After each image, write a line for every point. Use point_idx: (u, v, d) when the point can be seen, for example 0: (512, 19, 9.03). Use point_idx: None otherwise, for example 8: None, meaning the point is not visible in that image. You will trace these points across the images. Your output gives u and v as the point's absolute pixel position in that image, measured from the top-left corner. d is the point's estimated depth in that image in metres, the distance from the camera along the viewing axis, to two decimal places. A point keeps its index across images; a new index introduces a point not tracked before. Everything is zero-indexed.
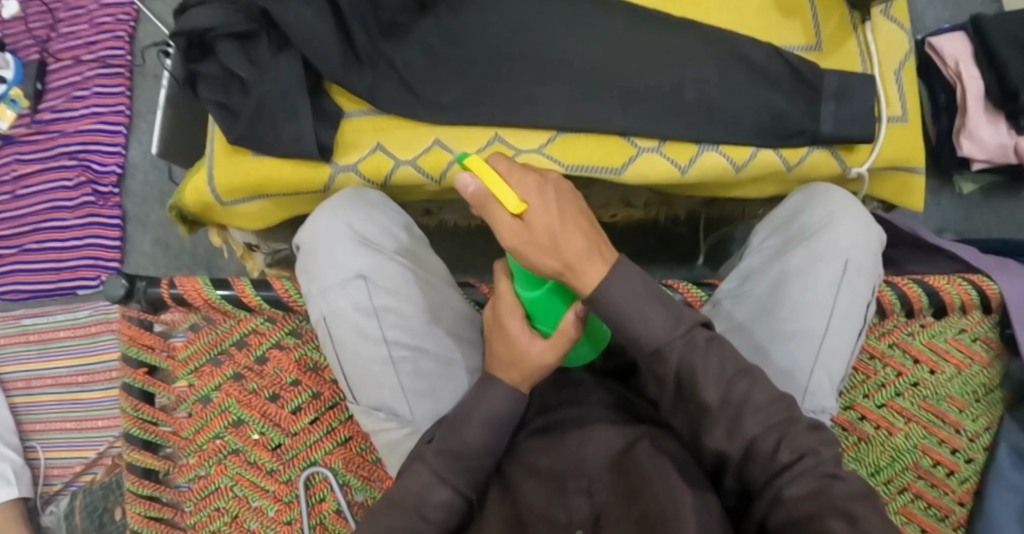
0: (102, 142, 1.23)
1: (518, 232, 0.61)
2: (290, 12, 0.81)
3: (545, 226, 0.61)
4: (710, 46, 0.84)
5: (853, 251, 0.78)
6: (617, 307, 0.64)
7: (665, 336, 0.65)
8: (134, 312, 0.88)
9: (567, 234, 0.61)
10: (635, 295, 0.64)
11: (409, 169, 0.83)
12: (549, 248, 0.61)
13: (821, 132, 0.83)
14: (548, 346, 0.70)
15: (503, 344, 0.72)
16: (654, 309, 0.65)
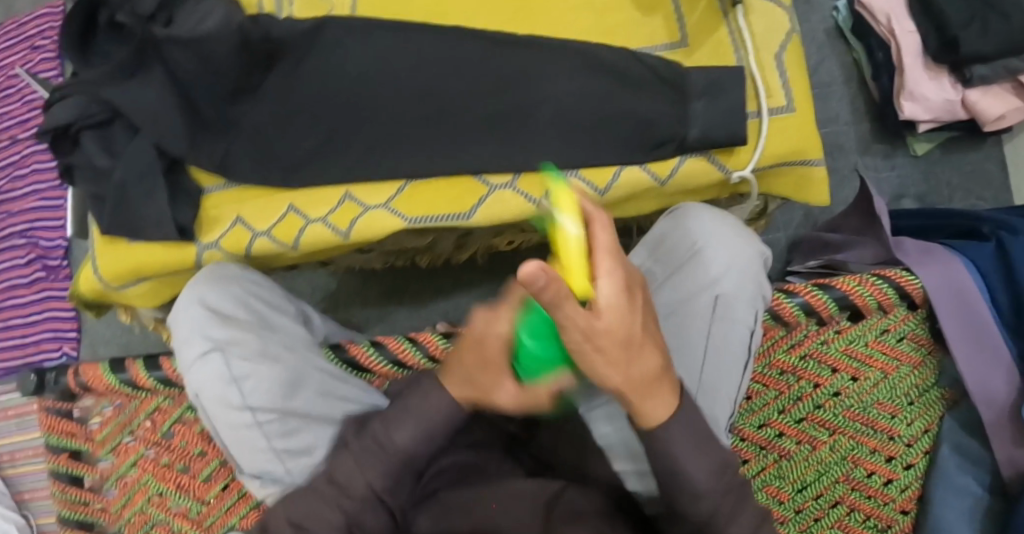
0: (45, 217, 1.24)
1: (605, 332, 0.52)
2: (132, 99, 0.80)
3: (632, 337, 0.54)
4: (560, 62, 0.78)
5: (726, 279, 0.72)
6: (664, 440, 0.59)
7: (717, 468, 0.61)
8: (50, 402, 0.90)
9: (646, 348, 0.55)
10: (689, 442, 0.60)
11: (266, 241, 0.81)
12: (621, 353, 0.54)
13: (689, 137, 0.76)
14: (518, 397, 0.62)
15: (490, 358, 0.62)
16: (704, 451, 0.61)
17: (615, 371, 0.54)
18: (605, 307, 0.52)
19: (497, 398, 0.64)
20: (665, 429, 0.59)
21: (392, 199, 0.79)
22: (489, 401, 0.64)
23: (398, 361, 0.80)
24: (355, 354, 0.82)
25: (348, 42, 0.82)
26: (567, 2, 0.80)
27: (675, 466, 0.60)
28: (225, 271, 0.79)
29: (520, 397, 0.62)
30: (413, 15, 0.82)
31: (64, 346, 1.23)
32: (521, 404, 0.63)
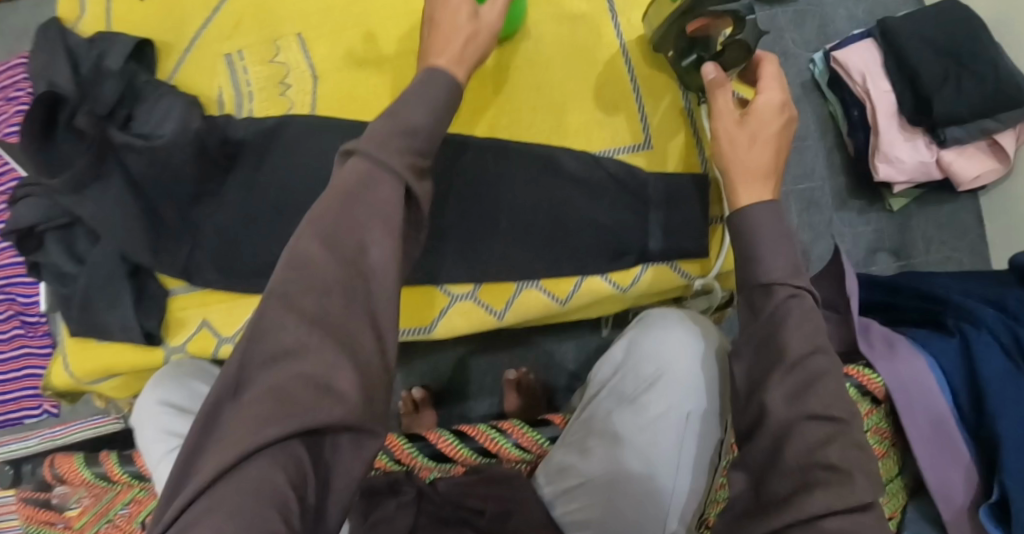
0: (22, 275, 1.21)
1: (768, 108, 0.69)
2: (94, 206, 0.80)
3: (771, 132, 0.69)
4: (521, 166, 0.78)
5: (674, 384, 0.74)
6: (753, 235, 0.65)
7: (793, 279, 0.62)
8: (28, 492, 0.92)
9: (769, 136, 0.69)
10: (775, 233, 0.64)
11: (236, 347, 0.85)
12: (758, 146, 0.68)
13: (650, 249, 0.77)
14: (451, 60, 0.66)
15: (443, 21, 0.69)
16: (787, 246, 0.64)
17: (767, 153, 0.68)
18: (773, 97, 0.69)
19: (440, 58, 0.66)
20: (755, 212, 0.65)
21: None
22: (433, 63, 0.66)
23: (365, 463, 0.81)
24: None
25: (308, 142, 0.81)
26: (526, 102, 0.78)
27: (776, 335, 0.61)
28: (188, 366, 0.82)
29: (471, 42, 0.68)
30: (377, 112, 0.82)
31: (44, 405, 1.24)
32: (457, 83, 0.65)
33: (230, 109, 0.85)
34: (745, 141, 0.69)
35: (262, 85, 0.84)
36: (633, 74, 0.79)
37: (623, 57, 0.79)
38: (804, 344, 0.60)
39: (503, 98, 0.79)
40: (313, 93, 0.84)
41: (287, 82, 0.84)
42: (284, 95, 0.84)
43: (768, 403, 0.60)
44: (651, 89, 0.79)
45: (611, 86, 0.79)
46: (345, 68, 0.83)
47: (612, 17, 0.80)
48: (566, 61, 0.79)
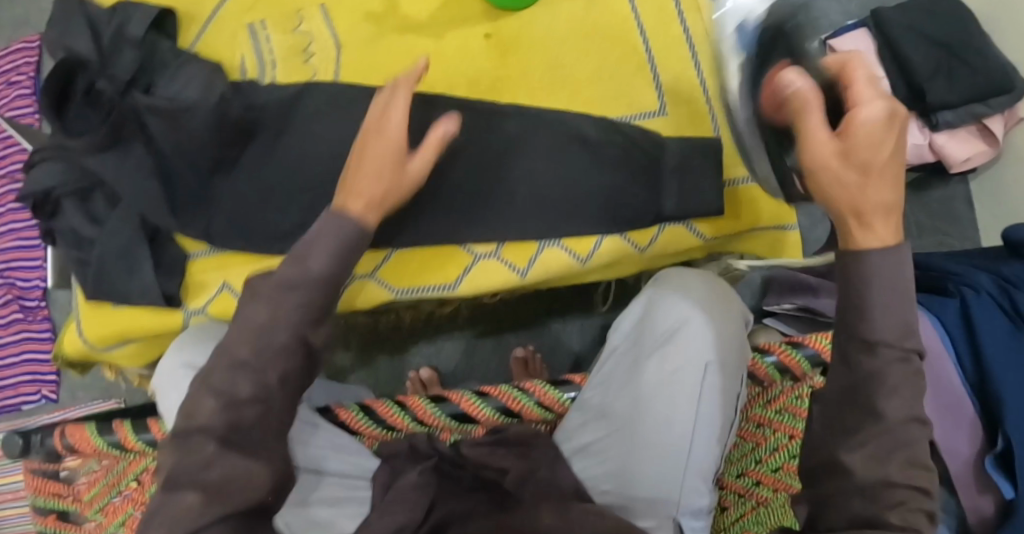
0: (23, 259, 1.22)
1: (858, 129, 0.57)
2: (116, 171, 0.82)
3: (875, 163, 0.57)
4: (540, 133, 0.79)
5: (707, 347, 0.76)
6: (872, 291, 0.56)
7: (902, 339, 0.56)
8: (36, 463, 0.91)
9: (887, 172, 0.57)
10: (895, 282, 0.56)
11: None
12: (858, 172, 0.57)
13: (665, 209, 0.79)
14: (361, 206, 0.66)
15: (367, 157, 0.67)
16: (894, 301, 0.56)
17: (887, 191, 0.57)
18: (871, 124, 0.56)
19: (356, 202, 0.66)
20: (871, 270, 0.56)
21: (377, 271, 0.80)
22: (343, 206, 0.66)
23: (385, 423, 0.80)
24: (343, 417, 0.81)
25: (327, 109, 0.81)
26: (543, 74, 0.81)
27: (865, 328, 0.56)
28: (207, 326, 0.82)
29: (377, 170, 0.67)
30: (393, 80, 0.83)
31: (43, 389, 1.22)
32: (360, 226, 0.66)
33: (253, 73, 0.85)
34: (845, 167, 0.57)
35: (284, 53, 0.85)
36: (648, 47, 0.82)
37: (636, 29, 0.82)
38: (899, 364, 0.55)
39: (523, 69, 0.82)
40: (336, 62, 0.84)
41: (311, 50, 0.85)
42: (306, 63, 0.85)
43: (848, 465, 0.56)
44: (665, 59, 0.81)
45: (627, 56, 0.81)
46: (367, 41, 0.84)
47: None
48: (581, 31, 0.82)
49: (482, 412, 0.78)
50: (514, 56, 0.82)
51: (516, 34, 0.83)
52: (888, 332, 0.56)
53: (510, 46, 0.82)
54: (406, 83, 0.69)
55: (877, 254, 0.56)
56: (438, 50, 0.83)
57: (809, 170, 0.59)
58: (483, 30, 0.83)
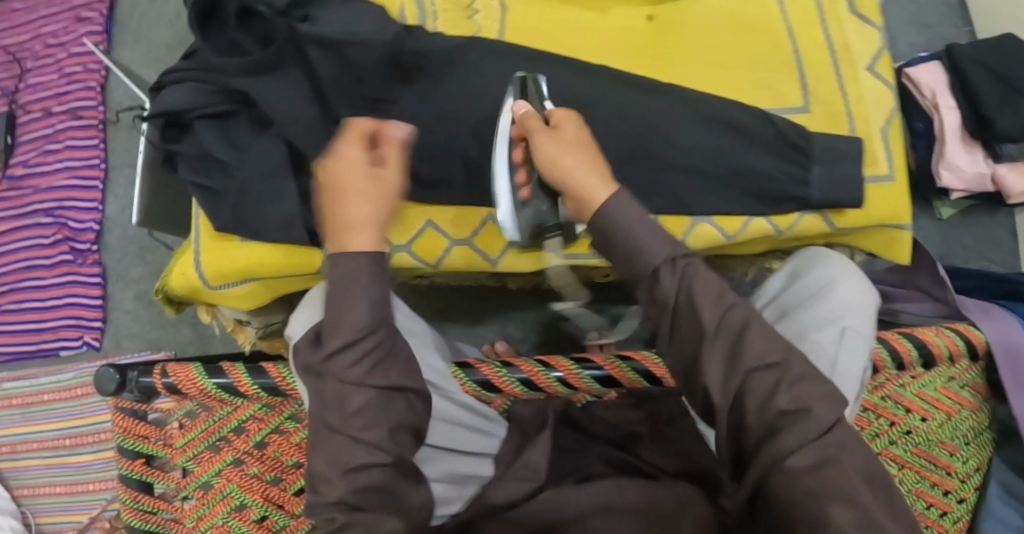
0: (78, 198, 1.18)
1: (542, 145, 0.68)
2: (270, 95, 0.80)
3: (576, 145, 0.67)
4: (686, 112, 0.82)
5: (850, 314, 0.80)
6: (618, 231, 0.65)
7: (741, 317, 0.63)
8: (127, 402, 0.84)
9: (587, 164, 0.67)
10: (639, 226, 0.65)
11: (403, 256, 0.87)
12: (573, 151, 0.67)
13: (811, 197, 0.82)
14: (358, 230, 0.65)
15: (335, 181, 0.67)
16: (658, 241, 0.64)
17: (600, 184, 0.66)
18: (549, 141, 0.68)
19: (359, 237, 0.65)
20: (612, 210, 0.65)
21: None
22: (350, 249, 0.65)
23: (529, 382, 0.80)
24: (486, 375, 0.80)
25: (489, 65, 0.82)
26: (700, 58, 0.85)
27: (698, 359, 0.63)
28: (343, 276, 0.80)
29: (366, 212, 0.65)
30: (556, 47, 0.86)
31: (86, 336, 1.17)
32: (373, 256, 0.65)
33: (414, 21, 0.87)
34: (552, 175, 0.67)
35: (447, 7, 0.88)
36: (796, 47, 0.85)
37: (785, 31, 0.86)
38: (716, 310, 0.63)
39: (679, 54, 0.86)
40: (500, 22, 0.87)
41: (475, 7, 0.87)
42: (468, 19, 0.88)
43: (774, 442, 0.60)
44: (811, 59, 0.85)
45: (778, 53, 0.85)
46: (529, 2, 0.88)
47: None
48: (735, 24, 0.86)
49: (626, 377, 0.81)
50: (673, 39, 0.86)
51: (676, 20, 0.87)
52: (705, 314, 0.63)
53: (667, 30, 0.87)
54: (356, 126, 0.70)
55: (611, 200, 0.65)
56: (604, 24, 0.87)
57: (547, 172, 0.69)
58: (646, 12, 0.87)
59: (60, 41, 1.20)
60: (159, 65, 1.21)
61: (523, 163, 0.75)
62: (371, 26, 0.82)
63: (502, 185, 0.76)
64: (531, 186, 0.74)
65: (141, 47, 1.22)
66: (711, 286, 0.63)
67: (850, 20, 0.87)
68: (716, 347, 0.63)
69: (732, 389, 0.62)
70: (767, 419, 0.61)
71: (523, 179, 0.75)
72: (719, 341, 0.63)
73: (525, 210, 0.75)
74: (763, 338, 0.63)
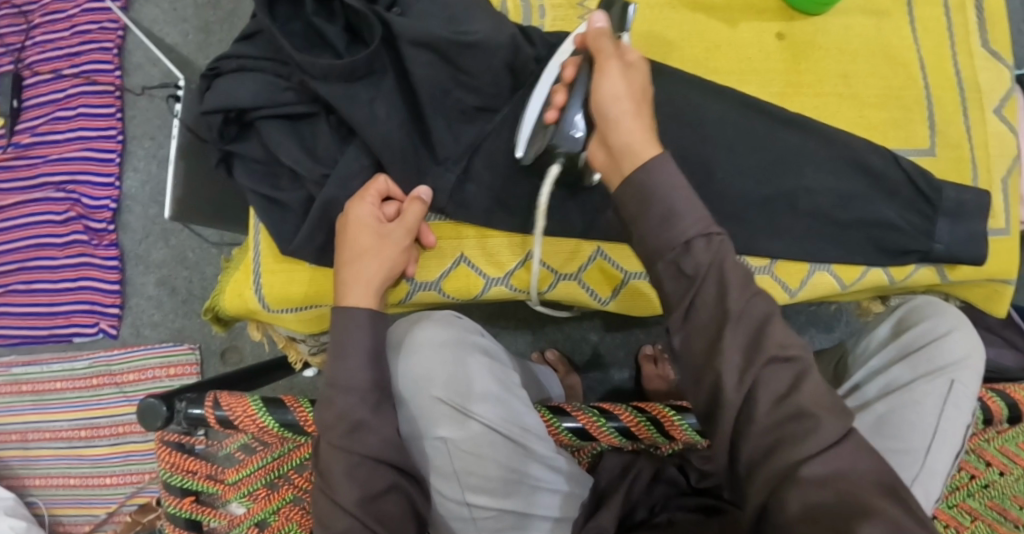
0: (92, 171, 1.07)
1: (608, 71, 0.62)
2: (359, 106, 0.70)
3: (637, 93, 0.62)
4: (824, 151, 0.76)
5: (957, 367, 0.76)
6: (650, 182, 0.58)
7: (766, 310, 0.56)
8: (173, 435, 0.78)
9: (626, 108, 0.61)
10: (674, 179, 0.58)
11: (501, 288, 0.77)
12: (638, 101, 0.62)
13: (934, 251, 0.77)
14: (362, 289, 0.69)
15: (350, 244, 0.71)
16: (686, 193, 0.58)
17: (639, 130, 0.60)
18: (618, 75, 0.62)
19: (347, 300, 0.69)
20: (657, 165, 0.58)
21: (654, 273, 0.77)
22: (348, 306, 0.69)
23: (627, 431, 0.72)
24: (581, 423, 0.73)
25: None
26: (835, 86, 0.79)
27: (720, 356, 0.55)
28: (438, 313, 0.73)
29: (372, 259, 0.70)
30: (681, 62, 0.79)
31: (102, 322, 1.08)
32: (372, 320, 0.69)
33: (516, 17, 0.76)
34: (612, 104, 0.61)
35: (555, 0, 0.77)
36: (926, 83, 0.81)
37: (918, 63, 0.81)
38: (742, 293, 0.55)
39: (812, 81, 0.79)
40: (616, 24, 0.78)
41: (588, 6, 0.77)
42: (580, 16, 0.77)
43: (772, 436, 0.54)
44: (941, 97, 0.81)
45: (911, 91, 0.80)
46: (650, 5, 0.80)
47: (911, 18, 0.82)
48: (872, 51, 0.80)
49: None
50: (807, 63, 0.80)
51: (811, 40, 0.80)
52: (732, 291, 0.55)
53: (801, 51, 0.80)
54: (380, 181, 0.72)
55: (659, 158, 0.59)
56: (732, 40, 0.79)
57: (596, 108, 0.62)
58: (777, 28, 0.80)
59: None
60: (185, 26, 1.09)
61: (557, 88, 0.66)
62: (486, 26, 0.71)
63: (536, 100, 0.67)
64: (564, 111, 0.65)
65: (163, 4, 1.09)
66: (742, 269, 0.56)
67: (981, 55, 0.82)
68: (737, 333, 0.55)
69: (745, 384, 0.54)
70: (774, 423, 0.54)
71: (559, 103, 0.65)
72: (738, 329, 0.55)
73: (550, 134, 0.66)
74: (784, 330, 0.55)
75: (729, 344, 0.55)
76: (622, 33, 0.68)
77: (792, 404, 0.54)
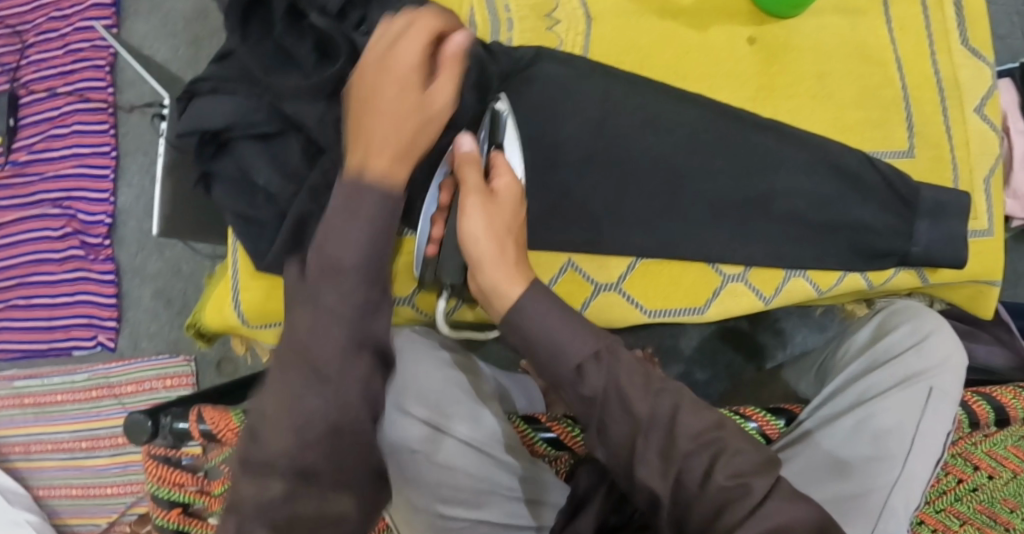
0: (86, 188, 1.10)
1: (472, 212, 0.64)
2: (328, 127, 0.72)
3: (500, 229, 0.64)
4: (800, 154, 0.76)
5: (937, 372, 0.76)
6: (530, 322, 0.61)
7: (671, 404, 0.60)
8: (160, 449, 0.78)
9: (495, 240, 0.63)
10: (559, 319, 0.61)
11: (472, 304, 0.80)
12: (504, 228, 0.64)
13: (911, 253, 0.77)
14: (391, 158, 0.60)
15: (369, 80, 0.62)
16: (570, 323, 0.61)
17: (494, 248, 0.63)
18: (478, 215, 0.64)
19: (377, 162, 0.60)
20: (527, 309, 0.62)
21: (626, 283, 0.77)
22: (366, 172, 0.59)
23: None
24: (557, 432, 0.73)
25: (567, 89, 0.75)
26: (808, 90, 0.79)
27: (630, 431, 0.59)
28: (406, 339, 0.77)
29: (420, 128, 0.63)
30: (652, 69, 0.79)
31: (100, 336, 1.10)
32: (387, 194, 0.59)
33: (485, 34, 0.77)
34: (489, 245, 0.63)
35: (524, 14, 0.78)
36: (904, 83, 0.80)
37: (894, 63, 0.80)
38: (646, 399, 0.59)
39: (785, 84, 0.79)
40: (584, 35, 0.79)
41: (556, 17, 0.79)
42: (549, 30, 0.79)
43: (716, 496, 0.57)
44: (919, 96, 0.80)
45: (885, 91, 0.80)
46: (620, 14, 0.79)
47: (886, 18, 0.81)
48: (846, 52, 0.80)
49: None
50: (779, 67, 0.79)
51: (784, 43, 0.80)
52: (637, 403, 0.59)
53: (774, 55, 0.80)
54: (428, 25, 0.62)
55: (524, 298, 0.62)
56: (703, 46, 0.79)
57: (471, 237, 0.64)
58: (748, 32, 0.80)
59: (65, 13, 1.09)
60: (174, 41, 1.10)
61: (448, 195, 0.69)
62: None
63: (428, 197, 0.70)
64: (445, 245, 0.70)
65: (154, 20, 1.11)
66: (637, 376, 0.60)
67: (960, 53, 0.82)
68: (649, 444, 0.59)
69: (670, 477, 0.59)
70: (710, 498, 0.57)
71: (445, 203, 0.69)
72: (651, 436, 0.59)
73: (433, 265, 0.71)
74: (693, 417, 0.59)
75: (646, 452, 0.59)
76: (497, 141, 0.70)
77: (719, 477, 0.57)
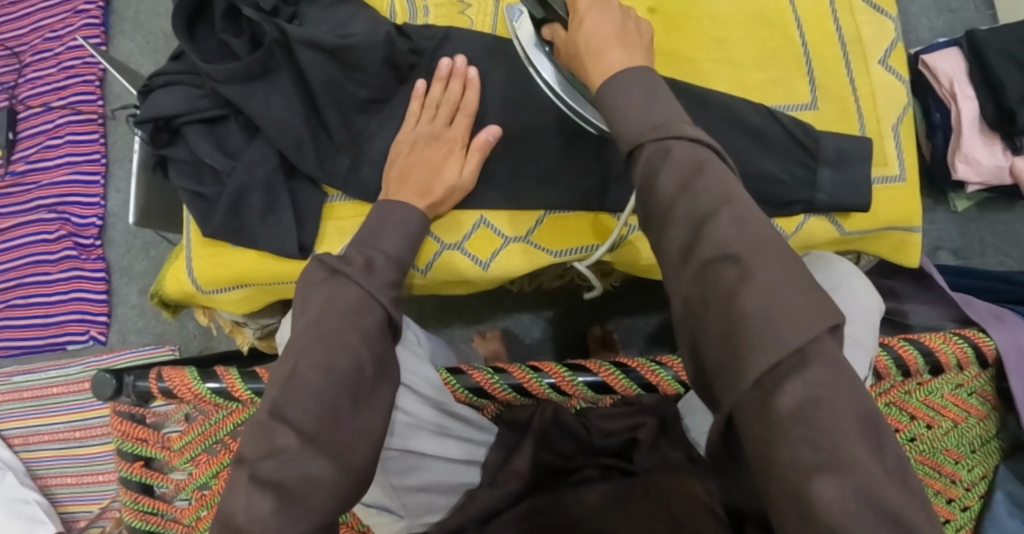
0: (78, 194, 1.19)
1: (589, 16, 0.72)
2: (260, 103, 0.80)
3: (626, 34, 0.70)
4: (701, 113, 0.80)
5: (853, 322, 0.77)
6: (609, 103, 0.65)
7: (694, 155, 0.59)
8: (124, 406, 0.85)
9: (614, 49, 0.69)
10: (636, 100, 0.64)
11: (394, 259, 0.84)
12: (626, 36, 0.70)
13: (817, 200, 0.80)
14: (417, 195, 0.76)
15: (428, 164, 0.78)
16: (641, 102, 0.64)
17: (619, 49, 0.69)
18: (599, 12, 0.71)
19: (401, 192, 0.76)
20: (613, 88, 0.66)
21: (535, 234, 0.83)
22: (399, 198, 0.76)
23: (522, 388, 0.81)
24: (478, 381, 0.82)
25: (483, 61, 0.82)
26: (709, 54, 0.83)
27: (650, 180, 0.59)
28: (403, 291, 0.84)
29: (433, 177, 0.78)
30: None
31: (92, 330, 1.18)
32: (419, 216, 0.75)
33: (404, 19, 0.86)
34: (585, 47, 0.70)
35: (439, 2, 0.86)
36: (804, 42, 0.84)
37: (794, 24, 0.84)
38: (673, 175, 0.58)
39: (689, 47, 0.84)
40: (494, 16, 0.86)
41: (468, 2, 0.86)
42: (462, 14, 0.86)
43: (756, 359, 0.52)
44: (820, 54, 0.83)
45: (784, 50, 0.83)
46: None
47: None
48: (744, 16, 0.84)
49: (578, 391, 0.82)
50: (679, 33, 0.84)
51: (683, 11, 0.84)
52: (668, 190, 0.58)
53: (673, 21, 0.84)
54: (462, 87, 0.81)
55: (622, 77, 0.66)
56: None
57: (568, 55, 0.73)
58: (649, 3, 0.84)
59: (56, 35, 1.21)
60: (157, 56, 1.21)
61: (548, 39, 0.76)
62: (364, 25, 0.82)
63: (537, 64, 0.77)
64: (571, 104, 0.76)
65: (138, 38, 1.22)
66: (680, 168, 0.58)
67: (863, 11, 0.85)
68: (677, 234, 0.57)
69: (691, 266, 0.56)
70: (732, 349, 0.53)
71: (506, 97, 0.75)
72: (680, 225, 0.57)
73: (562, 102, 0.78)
74: (729, 226, 0.55)
75: (664, 186, 0.58)
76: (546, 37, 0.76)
77: (745, 303, 0.53)
